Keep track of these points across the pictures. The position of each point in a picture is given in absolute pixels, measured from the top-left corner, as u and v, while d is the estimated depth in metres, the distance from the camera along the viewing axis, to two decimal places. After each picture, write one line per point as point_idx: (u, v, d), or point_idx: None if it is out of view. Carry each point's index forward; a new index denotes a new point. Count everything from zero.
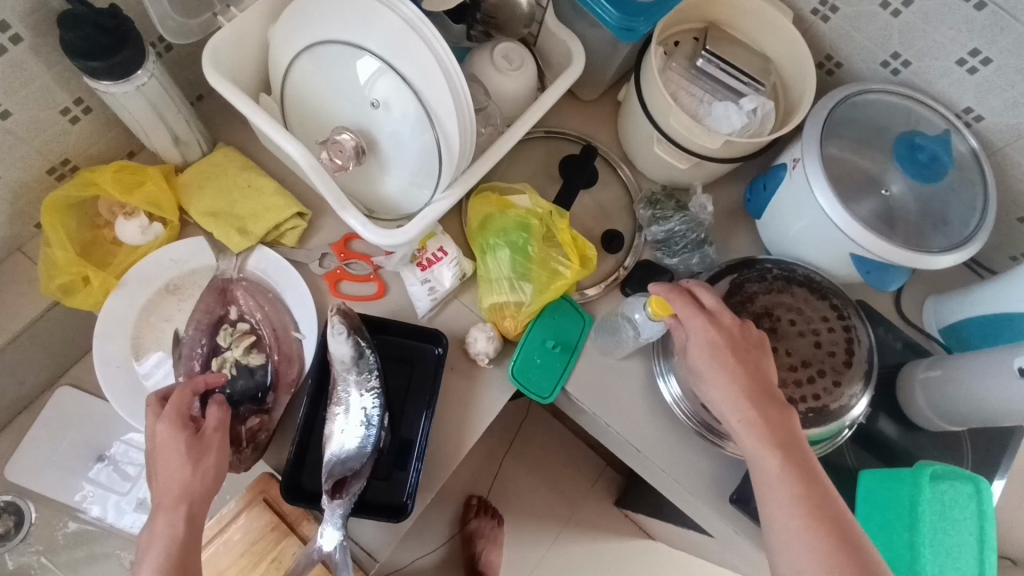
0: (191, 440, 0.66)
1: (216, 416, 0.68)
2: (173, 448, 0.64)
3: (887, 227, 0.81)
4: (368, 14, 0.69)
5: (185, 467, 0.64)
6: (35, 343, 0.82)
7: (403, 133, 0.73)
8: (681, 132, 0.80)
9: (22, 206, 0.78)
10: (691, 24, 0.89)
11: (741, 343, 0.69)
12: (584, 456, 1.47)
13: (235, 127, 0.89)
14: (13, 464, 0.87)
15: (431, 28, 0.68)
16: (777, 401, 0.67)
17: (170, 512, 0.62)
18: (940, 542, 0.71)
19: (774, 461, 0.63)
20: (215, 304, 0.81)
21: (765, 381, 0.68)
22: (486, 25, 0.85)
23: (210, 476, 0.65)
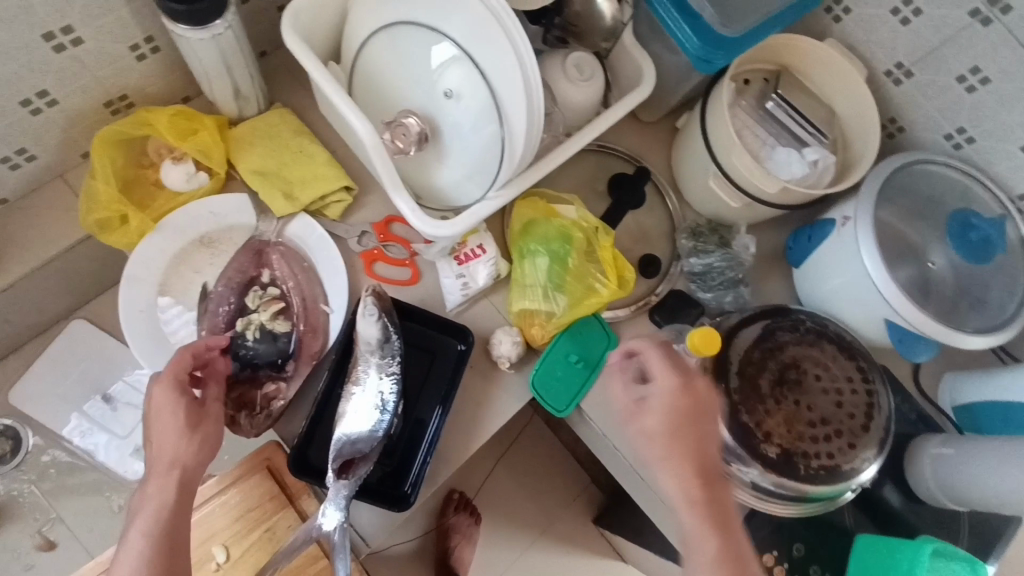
0: (190, 406, 0.64)
1: (217, 387, 0.66)
2: (171, 412, 0.63)
3: (926, 300, 0.81)
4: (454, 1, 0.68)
5: (180, 435, 0.62)
6: (62, 273, 0.81)
7: (468, 127, 0.73)
8: (741, 172, 0.81)
9: (74, 134, 0.77)
10: (764, 64, 0.89)
11: (696, 411, 0.65)
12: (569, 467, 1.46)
13: (294, 90, 0.88)
14: (20, 389, 0.86)
15: (513, 20, 0.67)
16: (720, 482, 0.64)
17: (162, 477, 0.61)
18: None
19: (710, 545, 0.60)
20: (249, 264, 0.80)
21: (709, 457, 0.65)
22: (563, 30, 0.84)
23: (205, 445, 0.63)
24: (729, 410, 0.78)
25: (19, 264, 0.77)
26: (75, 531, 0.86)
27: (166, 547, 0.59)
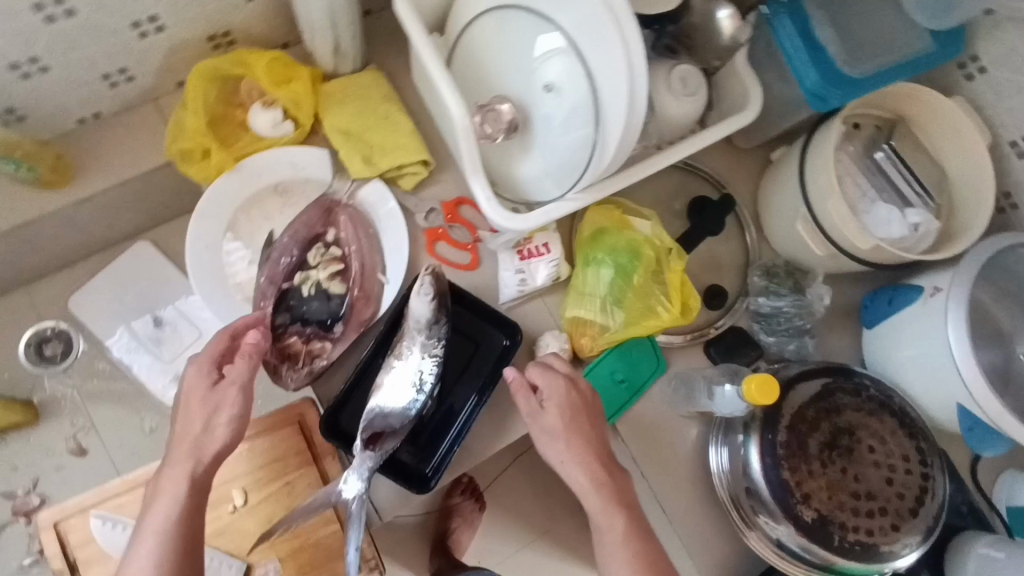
0: (208, 391, 0.66)
1: (238, 370, 0.66)
2: (196, 394, 0.66)
3: (1010, 395, 0.74)
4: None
5: (201, 419, 0.65)
6: (138, 194, 0.82)
7: (561, 124, 0.71)
8: (834, 218, 0.76)
9: (174, 62, 0.77)
10: (880, 111, 0.84)
11: (588, 406, 0.73)
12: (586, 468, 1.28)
13: (391, 54, 0.87)
14: (78, 298, 0.88)
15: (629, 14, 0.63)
16: (619, 468, 0.72)
17: (177, 465, 0.63)
18: None
19: (620, 528, 0.68)
20: (317, 221, 0.79)
21: (607, 447, 0.72)
22: (675, 39, 0.80)
23: (220, 433, 0.65)
24: (770, 463, 0.75)
25: (102, 179, 0.78)
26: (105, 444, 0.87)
27: (185, 531, 0.62)
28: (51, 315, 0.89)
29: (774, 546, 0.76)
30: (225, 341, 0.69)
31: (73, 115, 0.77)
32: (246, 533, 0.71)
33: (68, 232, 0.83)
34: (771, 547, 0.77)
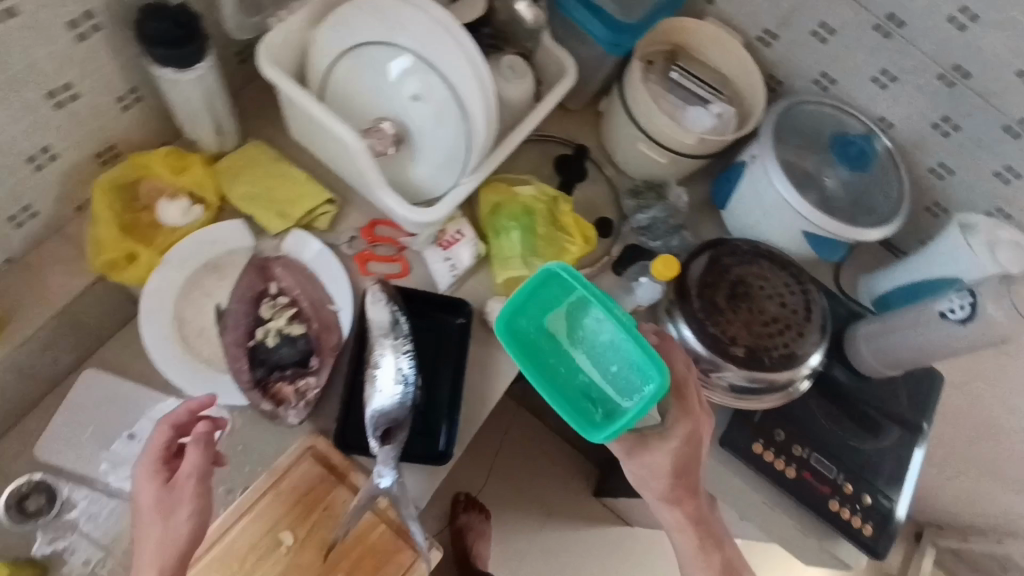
0: (163, 492, 0.72)
1: (190, 462, 0.72)
2: (152, 500, 0.72)
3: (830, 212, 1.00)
4: (396, 18, 0.79)
5: (156, 521, 0.71)
6: (74, 319, 0.85)
7: (435, 125, 0.82)
8: (663, 130, 0.97)
9: (70, 186, 0.81)
10: (662, 50, 1.06)
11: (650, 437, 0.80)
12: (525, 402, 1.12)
13: (265, 126, 0.95)
14: (46, 441, 0.89)
15: (462, 31, 0.78)
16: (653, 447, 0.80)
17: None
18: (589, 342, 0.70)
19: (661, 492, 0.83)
20: (256, 280, 0.88)
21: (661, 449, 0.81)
22: (495, 37, 0.96)
23: (180, 530, 0.71)
24: (698, 325, 0.92)
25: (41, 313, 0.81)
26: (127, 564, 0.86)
27: None
28: (24, 467, 0.88)
29: (732, 393, 0.94)
30: (169, 431, 0.75)
31: None
32: (308, 564, 0.78)
33: (16, 376, 0.84)
34: (732, 394, 0.94)
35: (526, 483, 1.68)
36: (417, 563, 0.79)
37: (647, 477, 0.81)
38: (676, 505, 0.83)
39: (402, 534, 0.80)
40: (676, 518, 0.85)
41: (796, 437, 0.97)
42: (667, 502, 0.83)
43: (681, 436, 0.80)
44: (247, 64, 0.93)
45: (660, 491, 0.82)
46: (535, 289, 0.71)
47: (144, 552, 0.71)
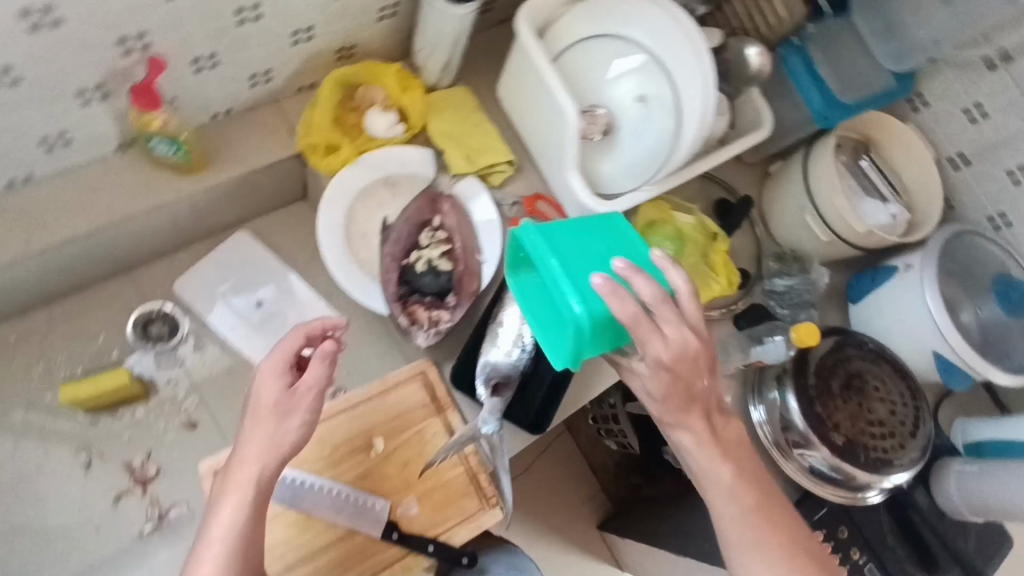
0: (283, 397, 0.70)
1: (313, 375, 0.71)
2: (268, 400, 0.70)
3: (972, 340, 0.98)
4: (644, 19, 0.85)
5: (270, 421, 0.69)
6: (257, 183, 0.91)
7: (646, 131, 0.86)
8: (838, 210, 0.99)
9: (307, 67, 0.87)
10: (852, 136, 1.06)
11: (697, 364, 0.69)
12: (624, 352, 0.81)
13: (475, 76, 1.00)
14: (185, 281, 0.93)
15: (704, 43, 0.82)
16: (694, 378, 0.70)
17: (241, 478, 0.68)
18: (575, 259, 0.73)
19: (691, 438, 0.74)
20: (424, 209, 0.91)
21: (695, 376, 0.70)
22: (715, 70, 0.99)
23: (294, 436, 0.70)
24: (806, 400, 0.93)
25: (236, 167, 0.85)
26: (216, 416, 0.90)
27: (256, 521, 0.69)
28: (157, 296, 0.92)
29: (812, 475, 0.93)
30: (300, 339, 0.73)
31: (211, 111, 0.83)
32: (390, 474, 0.81)
33: (188, 216, 0.89)
34: (812, 476, 0.93)
35: (539, 492, 1.69)
36: (485, 512, 0.82)
37: (651, 377, 0.70)
38: (683, 412, 0.72)
39: (478, 483, 0.82)
40: (693, 425, 0.73)
41: (857, 540, 0.95)
42: (677, 406, 0.72)
43: (692, 328, 0.68)
44: (482, 18, 0.99)
45: (675, 396, 0.71)
46: (601, 220, 0.78)
47: (250, 444, 0.69)
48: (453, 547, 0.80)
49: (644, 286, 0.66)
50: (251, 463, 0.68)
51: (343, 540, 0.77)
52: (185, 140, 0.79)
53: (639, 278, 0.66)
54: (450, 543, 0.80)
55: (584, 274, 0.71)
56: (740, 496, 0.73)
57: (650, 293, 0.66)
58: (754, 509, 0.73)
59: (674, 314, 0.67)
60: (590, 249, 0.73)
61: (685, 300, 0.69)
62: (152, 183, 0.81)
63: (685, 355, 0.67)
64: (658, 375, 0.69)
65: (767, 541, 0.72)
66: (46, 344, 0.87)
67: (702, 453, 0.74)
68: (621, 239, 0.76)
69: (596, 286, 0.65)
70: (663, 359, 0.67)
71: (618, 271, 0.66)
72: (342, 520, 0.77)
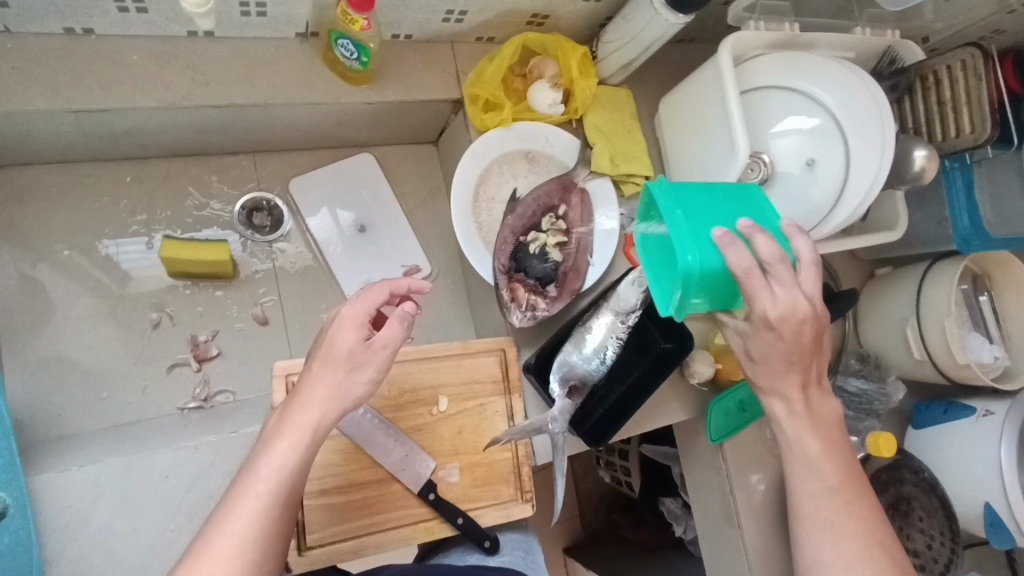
0: (356, 350, 0.64)
1: (390, 333, 0.65)
2: (341, 351, 0.63)
3: None
4: (841, 84, 0.82)
5: (338, 371, 0.63)
6: (406, 113, 0.90)
7: (799, 195, 0.85)
8: (944, 333, 0.97)
9: (498, 20, 0.86)
10: (976, 267, 1.04)
11: (817, 335, 0.71)
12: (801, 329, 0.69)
13: (640, 84, 0.99)
14: (300, 180, 0.92)
15: (893, 128, 0.80)
16: (812, 350, 0.72)
17: (296, 426, 0.61)
18: (706, 210, 0.73)
19: (792, 417, 0.76)
20: (555, 195, 0.90)
21: (811, 350, 0.72)
22: None
23: (355, 392, 0.64)
24: None
25: (397, 92, 0.85)
26: (286, 320, 0.88)
27: (294, 481, 0.61)
28: (269, 187, 0.91)
29: None
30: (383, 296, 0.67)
31: (394, 30, 0.82)
32: (443, 436, 0.78)
33: (331, 121, 0.88)
34: None
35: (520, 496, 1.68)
36: (517, 504, 0.80)
37: (753, 337, 0.72)
38: (785, 372, 0.73)
39: (519, 473, 0.81)
40: (788, 392, 0.74)
41: None
42: (777, 365, 0.73)
43: (808, 298, 0.68)
44: None
45: (777, 357, 0.72)
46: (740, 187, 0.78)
47: (311, 390, 0.63)
48: (479, 527, 0.77)
49: (763, 245, 0.67)
50: (311, 409, 0.61)
51: (381, 484, 0.74)
52: (370, 50, 0.77)
53: (760, 237, 0.67)
54: (477, 521, 0.78)
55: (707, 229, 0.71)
56: (824, 472, 0.75)
57: (769, 252, 0.67)
58: (835, 490, 0.74)
59: (790, 275, 0.68)
60: (717, 204, 0.75)
61: (805, 272, 0.70)
62: (318, 79, 0.81)
63: (792, 318, 0.67)
64: (761, 334, 0.70)
65: (840, 523, 0.73)
66: (153, 196, 0.86)
67: (793, 421, 0.76)
68: (754, 205, 0.77)
69: (717, 237, 0.67)
70: (769, 316, 0.67)
71: (741, 228, 0.68)
72: (386, 464, 0.74)
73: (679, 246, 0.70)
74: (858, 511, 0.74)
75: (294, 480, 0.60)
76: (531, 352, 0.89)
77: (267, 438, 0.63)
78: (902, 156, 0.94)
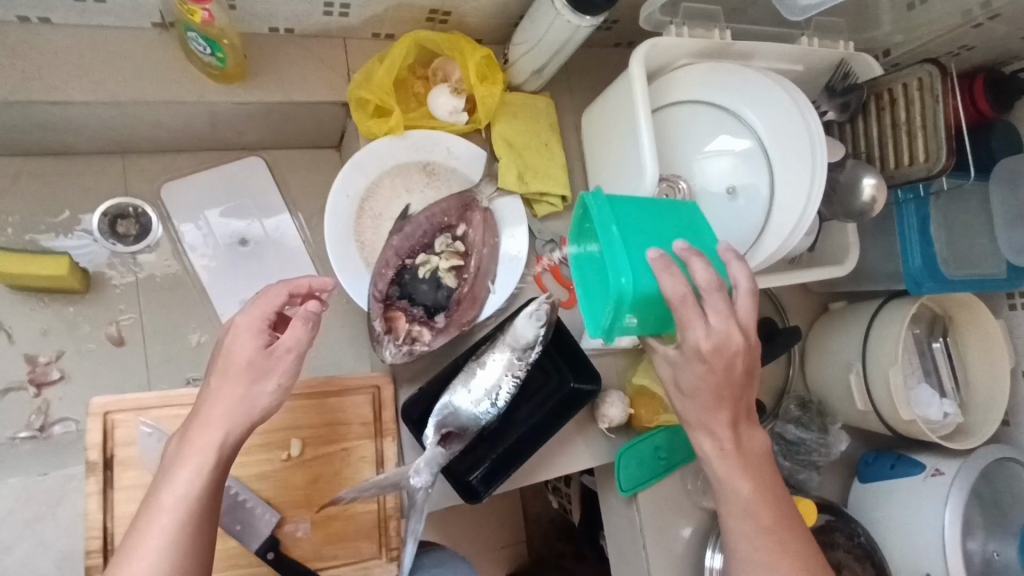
0: (258, 355, 0.56)
1: (294, 335, 0.57)
2: (238, 360, 0.56)
3: None
4: (769, 102, 0.73)
5: (238, 381, 0.55)
6: (291, 116, 0.80)
7: (724, 225, 0.75)
8: (888, 384, 0.87)
9: (390, 16, 0.76)
10: (934, 306, 0.94)
11: (749, 361, 0.62)
12: (735, 358, 0.60)
13: (564, 91, 0.89)
14: (173, 185, 0.84)
15: (826, 152, 0.70)
16: (743, 382, 0.62)
17: (196, 447, 0.53)
18: (644, 228, 0.64)
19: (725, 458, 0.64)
20: (453, 212, 0.79)
21: (739, 379, 0.62)
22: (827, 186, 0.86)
23: (262, 402, 0.56)
24: None
25: (274, 92, 0.75)
26: (147, 342, 0.82)
27: (205, 508, 0.53)
28: (137, 193, 0.84)
29: None
30: (285, 296, 0.60)
31: (269, 23, 0.73)
32: (295, 483, 0.71)
33: (203, 122, 0.78)
34: None
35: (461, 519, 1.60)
36: (380, 564, 0.72)
37: (684, 369, 0.62)
38: (716, 404, 0.63)
39: (383, 528, 0.72)
40: (715, 430, 0.63)
41: None
42: (707, 400, 0.63)
43: (741, 325, 0.60)
44: (596, 33, 0.88)
45: (707, 392, 0.62)
46: (669, 203, 0.69)
47: (210, 408, 0.55)
48: None
49: (701, 271, 0.59)
50: (212, 427, 0.54)
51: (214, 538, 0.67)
52: (225, 46, 0.67)
53: (697, 261, 0.58)
54: None
55: (640, 246, 0.62)
56: (757, 513, 0.63)
57: (707, 279, 0.59)
58: (769, 532, 0.62)
59: (726, 304, 0.59)
60: (658, 223, 0.65)
61: (741, 298, 0.61)
62: (179, 75, 0.71)
63: (726, 349, 0.59)
64: (692, 365, 0.61)
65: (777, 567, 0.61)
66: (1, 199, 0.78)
67: (723, 463, 0.64)
68: (681, 217, 0.68)
69: (652, 259, 0.58)
70: (702, 349, 0.59)
71: (679, 249, 0.59)
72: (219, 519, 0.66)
73: (612, 266, 0.61)
74: (795, 551, 0.62)
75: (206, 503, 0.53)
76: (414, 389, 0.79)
77: (165, 468, 0.55)
78: (850, 185, 0.83)
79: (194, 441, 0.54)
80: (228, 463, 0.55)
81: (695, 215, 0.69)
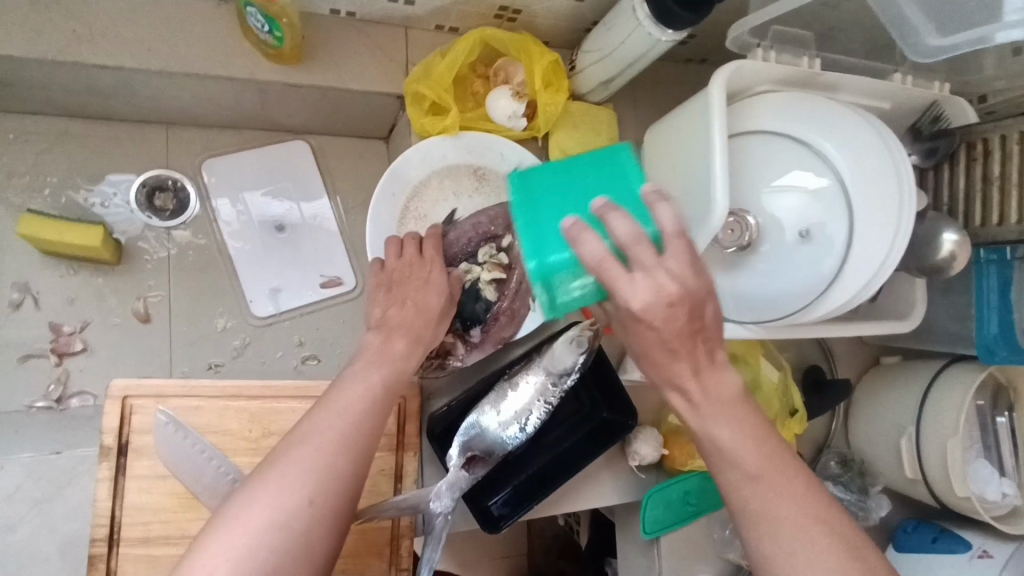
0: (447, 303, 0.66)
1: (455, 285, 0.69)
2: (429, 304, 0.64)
3: None
4: (857, 144, 0.67)
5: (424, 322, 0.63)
6: (341, 102, 0.77)
7: (792, 269, 0.69)
8: (943, 455, 0.80)
9: (456, 8, 0.72)
10: (1002, 376, 0.87)
11: (698, 312, 0.50)
12: (670, 305, 0.49)
13: (629, 106, 0.85)
14: (214, 162, 0.83)
15: (912, 205, 0.66)
16: (696, 341, 0.51)
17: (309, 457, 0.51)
18: (564, 202, 0.60)
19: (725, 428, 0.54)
20: (501, 222, 0.75)
21: (690, 329, 0.51)
22: None
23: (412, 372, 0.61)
24: None
25: (328, 77, 0.72)
26: (173, 322, 0.81)
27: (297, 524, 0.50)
28: (178, 167, 0.82)
29: None
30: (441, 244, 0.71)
31: (331, 5, 0.70)
32: None
33: (253, 100, 0.75)
34: None
35: None
36: None
37: (631, 330, 0.53)
38: (669, 356, 0.52)
39: (396, 547, 0.69)
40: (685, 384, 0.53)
41: None
42: (660, 355, 0.53)
43: (678, 276, 0.49)
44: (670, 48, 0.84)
45: (654, 345, 0.52)
46: (603, 154, 0.62)
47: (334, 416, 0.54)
48: None
49: (618, 225, 0.50)
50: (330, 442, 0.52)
51: None
52: (284, 24, 0.63)
53: (612, 217, 0.50)
54: None
55: (557, 220, 0.59)
56: None
57: (626, 232, 0.49)
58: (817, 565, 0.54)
59: (656, 257, 0.49)
60: (584, 186, 0.60)
61: (673, 247, 0.50)
62: (232, 50, 0.68)
63: (663, 306, 0.49)
64: (636, 328, 0.52)
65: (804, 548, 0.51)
66: (38, 161, 0.77)
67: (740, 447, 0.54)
68: (617, 166, 0.60)
69: (562, 230, 0.52)
70: (634, 309, 0.49)
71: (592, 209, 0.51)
72: None
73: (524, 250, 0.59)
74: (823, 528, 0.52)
75: (334, 503, 0.52)
76: (444, 401, 0.76)
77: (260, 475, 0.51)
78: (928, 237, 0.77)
79: (340, 424, 0.54)
80: (363, 459, 0.54)
81: (625, 160, 0.60)
